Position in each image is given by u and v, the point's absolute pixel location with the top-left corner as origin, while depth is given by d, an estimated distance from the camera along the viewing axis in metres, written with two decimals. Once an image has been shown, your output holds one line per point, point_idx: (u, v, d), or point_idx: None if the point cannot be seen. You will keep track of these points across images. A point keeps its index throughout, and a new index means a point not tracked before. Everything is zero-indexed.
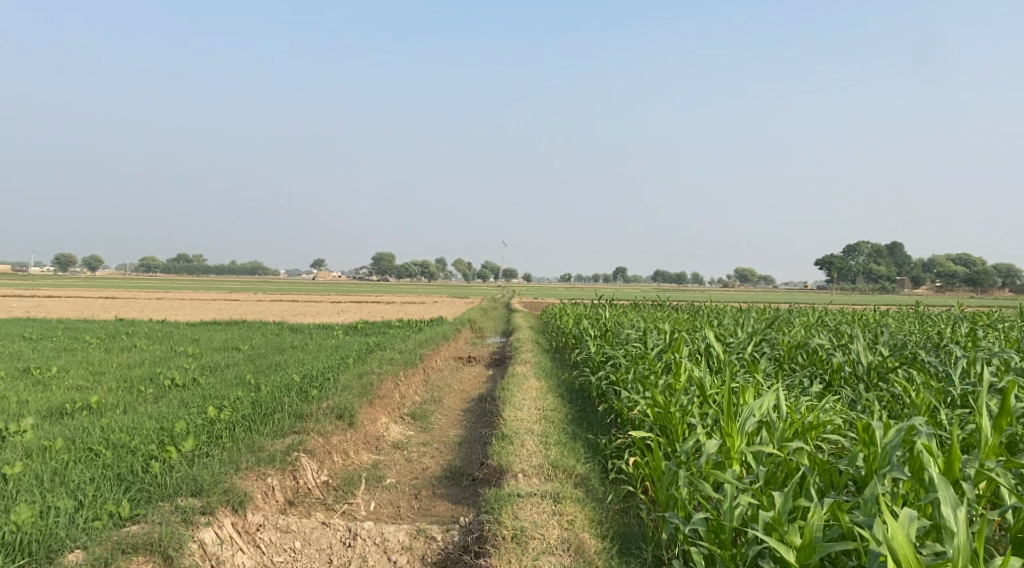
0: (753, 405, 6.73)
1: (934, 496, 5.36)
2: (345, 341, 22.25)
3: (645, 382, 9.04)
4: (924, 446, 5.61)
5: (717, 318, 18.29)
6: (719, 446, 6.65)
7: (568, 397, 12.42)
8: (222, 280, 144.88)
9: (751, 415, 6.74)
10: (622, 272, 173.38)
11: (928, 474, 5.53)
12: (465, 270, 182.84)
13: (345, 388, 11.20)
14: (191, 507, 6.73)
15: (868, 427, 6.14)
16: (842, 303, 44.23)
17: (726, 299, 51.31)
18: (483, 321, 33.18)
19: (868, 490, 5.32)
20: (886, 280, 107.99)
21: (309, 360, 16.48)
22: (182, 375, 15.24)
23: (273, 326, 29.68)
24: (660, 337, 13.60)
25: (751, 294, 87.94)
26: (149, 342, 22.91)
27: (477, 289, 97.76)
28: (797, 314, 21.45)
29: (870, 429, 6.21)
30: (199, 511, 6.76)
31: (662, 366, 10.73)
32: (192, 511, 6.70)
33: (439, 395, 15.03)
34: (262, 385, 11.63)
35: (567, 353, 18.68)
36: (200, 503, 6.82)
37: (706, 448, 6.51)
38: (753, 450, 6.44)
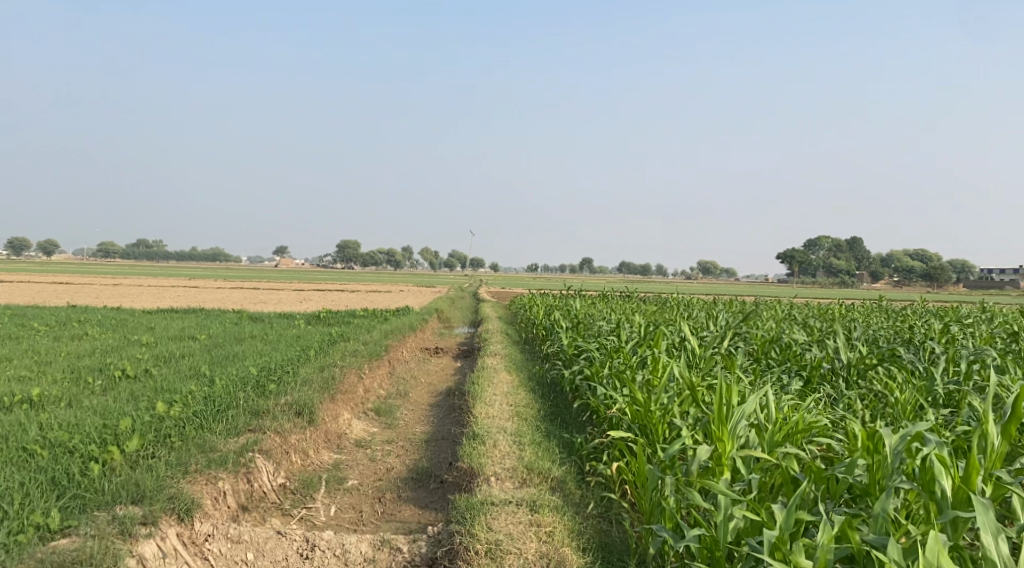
0: (743, 406, 6.30)
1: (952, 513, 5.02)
2: (308, 331, 21.61)
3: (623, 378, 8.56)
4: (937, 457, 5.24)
5: (688, 312, 17.92)
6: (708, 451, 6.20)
7: (540, 393, 11.94)
8: (182, 266, 142.88)
9: (741, 418, 6.29)
10: (587, 263, 173.36)
11: (941, 487, 5.17)
12: (430, 259, 181.97)
13: (306, 382, 10.66)
14: (130, 517, 6.17)
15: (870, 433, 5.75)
16: (806, 296, 44.33)
17: (695, 291, 51.04)
18: (449, 311, 32.65)
19: (880, 506, 5.07)
20: (848, 274, 108.89)
21: (269, 352, 15.90)
22: (134, 366, 14.59)
23: (233, 315, 28.95)
24: (634, 330, 13.16)
25: (716, 286, 88.20)
26: (102, 330, 22.14)
27: (443, 278, 97.08)
28: (767, 307, 21.20)
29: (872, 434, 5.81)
30: (139, 521, 6.18)
31: (638, 361, 10.29)
32: (132, 522, 6.14)
33: (404, 388, 14.54)
34: (217, 378, 11.04)
35: (536, 344, 18.24)
36: (141, 512, 6.25)
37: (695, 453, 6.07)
38: (744, 456, 6.00)
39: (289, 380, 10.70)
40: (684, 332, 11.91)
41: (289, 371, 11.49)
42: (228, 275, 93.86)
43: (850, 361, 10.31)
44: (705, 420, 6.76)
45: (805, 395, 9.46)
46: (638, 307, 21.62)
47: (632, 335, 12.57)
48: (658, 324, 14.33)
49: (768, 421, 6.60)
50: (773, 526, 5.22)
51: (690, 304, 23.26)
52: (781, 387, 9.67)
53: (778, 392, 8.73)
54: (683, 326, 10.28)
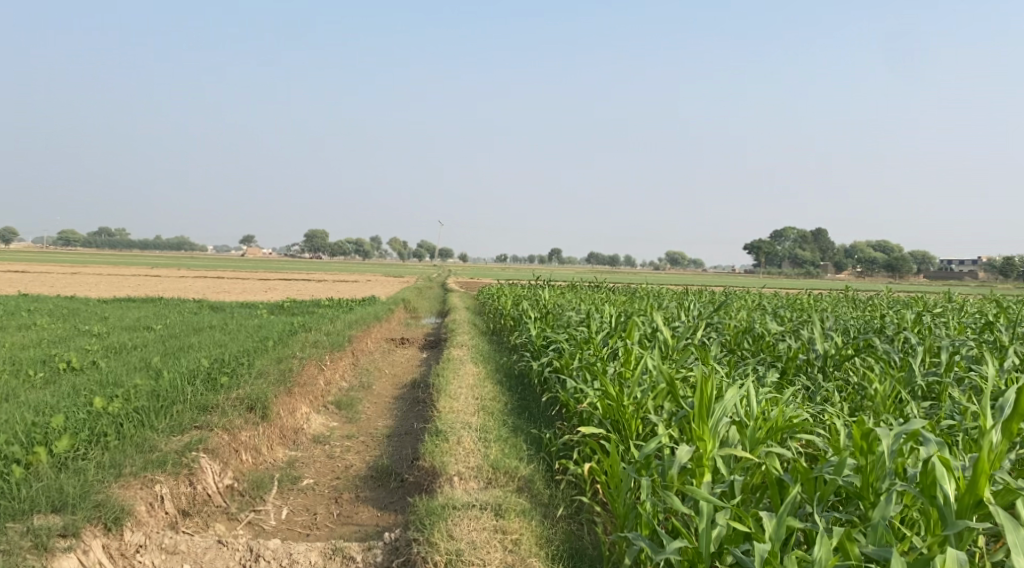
0: (724, 401, 5.89)
1: (962, 524, 4.72)
2: (269, 321, 20.99)
3: (593, 371, 8.09)
4: (940, 461, 4.92)
5: (660, 302, 17.58)
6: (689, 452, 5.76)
7: (507, 385, 11.47)
8: (146, 255, 141.13)
9: (722, 414, 5.89)
10: (556, 253, 173.23)
11: (946, 492, 4.85)
12: (398, 249, 181.16)
13: (260, 375, 10.13)
14: (46, 528, 5.64)
15: (866, 433, 5.36)
16: (773, 286, 44.43)
17: (666, 282, 50.86)
18: (417, 301, 32.11)
19: (881, 517, 4.79)
20: (814, 265, 109.63)
21: (227, 343, 15.37)
22: (83, 359, 13.96)
23: (193, 304, 28.26)
24: (606, 320, 12.73)
25: (682, 277, 88.37)
26: (54, 320, 21.40)
27: (412, 268, 96.40)
28: (738, 298, 20.92)
29: (867, 433, 5.41)
30: (57, 533, 5.65)
31: (610, 353, 9.87)
32: (48, 534, 5.61)
33: (367, 380, 14.04)
34: (166, 372, 10.48)
35: (504, 335, 17.82)
36: (60, 523, 5.72)
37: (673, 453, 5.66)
38: (726, 454, 5.60)
39: (243, 372, 10.15)
40: (657, 323, 11.49)
41: (244, 362, 10.94)
42: (193, 265, 92.53)
43: (827, 352, 9.81)
44: (683, 416, 6.33)
45: (783, 387, 9.08)
46: (609, 297, 21.20)
47: (603, 325, 12.15)
48: (630, 314, 13.90)
49: (749, 417, 6.18)
50: (763, 538, 4.88)
51: (661, 294, 22.88)
52: (758, 378, 9.28)
53: (757, 385, 8.34)
54: (655, 315, 9.87)
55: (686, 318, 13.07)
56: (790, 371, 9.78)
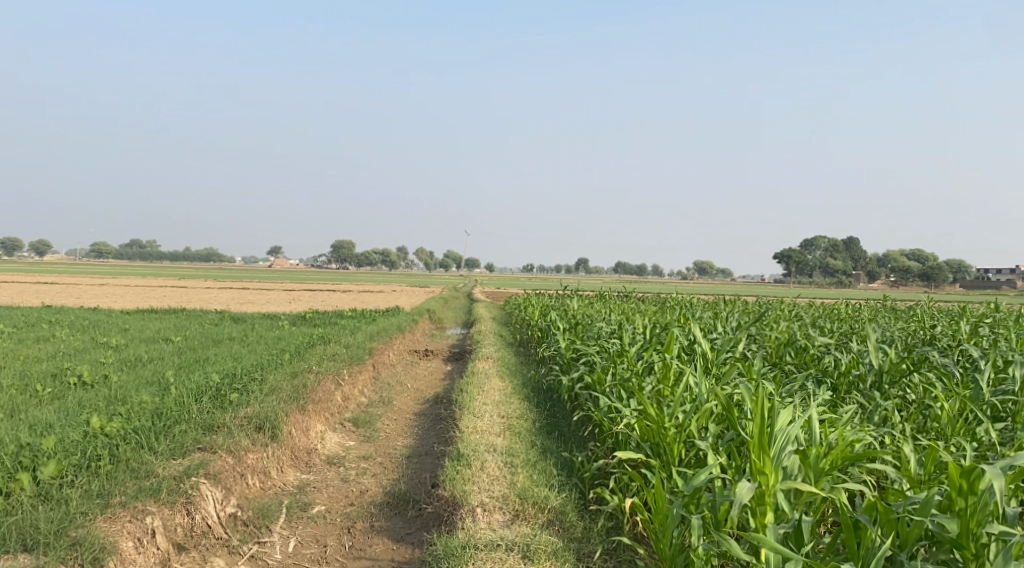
0: (787, 428, 5.54)
1: None
2: (290, 333, 20.45)
3: (630, 389, 7.45)
4: None
5: (694, 312, 16.87)
6: (751, 487, 5.42)
7: (535, 401, 10.82)
8: (174, 266, 142.06)
9: (786, 441, 5.50)
10: (582, 263, 172.24)
11: None
12: (424, 259, 181.11)
13: (273, 390, 9.56)
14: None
15: (973, 473, 5.27)
16: (806, 296, 43.39)
17: (696, 292, 49.83)
18: (442, 312, 31.44)
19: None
20: (844, 275, 108.00)
21: (245, 355, 14.85)
22: (94, 372, 13.46)
23: (215, 316, 27.82)
24: (638, 331, 12.06)
25: (711, 287, 87.29)
26: (72, 332, 21.00)
27: (438, 278, 95.95)
28: (775, 308, 20.11)
29: (974, 471, 5.31)
30: None
31: (644, 368, 9.23)
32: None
33: (388, 395, 13.46)
34: (175, 387, 9.94)
35: (531, 347, 17.18)
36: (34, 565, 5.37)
37: (732, 491, 5.29)
38: (791, 490, 5.28)
39: (255, 388, 9.57)
40: (693, 334, 10.82)
41: (257, 377, 10.36)
42: (219, 275, 92.67)
43: (882, 366, 9.06)
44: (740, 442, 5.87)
45: (835, 405, 8.38)
46: (639, 307, 20.46)
47: (637, 338, 11.48)
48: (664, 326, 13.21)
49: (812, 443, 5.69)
50: None
51: (693, 304, 22.04)
52: (809, 395, 8.59)
53: (806, 402, 7.71)
54: (692, 327, 9.23)
55: (722, 330, 12.36)
56: (842, 388, 9.08)
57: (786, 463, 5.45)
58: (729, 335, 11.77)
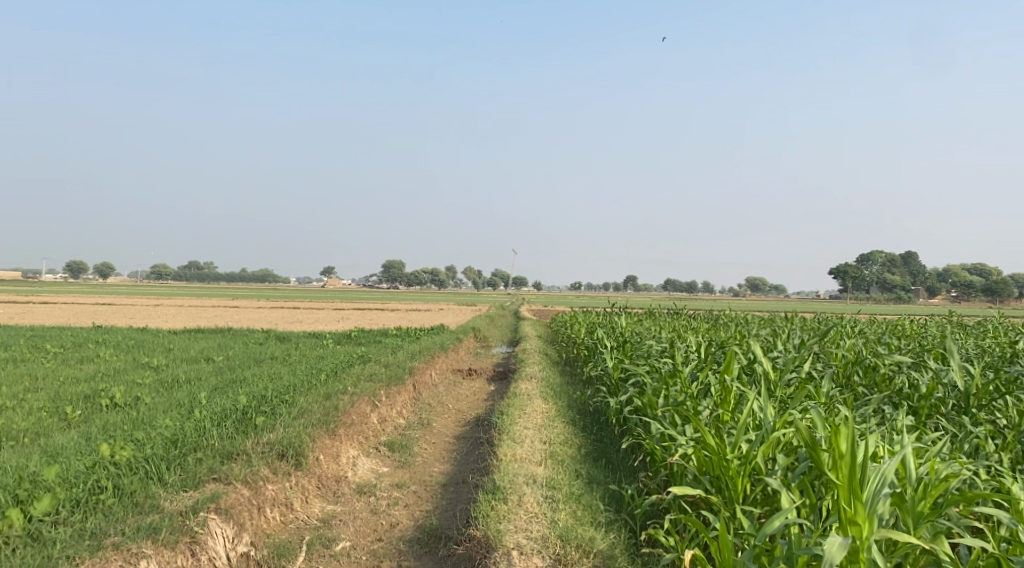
0: (880, 467, 5.22)
1: None
2: (332, 352, 19.98)
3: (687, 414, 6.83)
4: None
5: (749, 330, 16.04)
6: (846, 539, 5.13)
7: (581, 425, 10.11)
8: (227, 287, 143.78)
9: (881, 483, 5.17)
10: (633, 280, 170.73)
11: None
12: (474, 278, 181.14)
13: (302, 414, 9.00)
14: None
15: None
16: (862, 313, 42.05)
17: (752, 310, 48.47)
18: (488, 330, 30.80)
19: None
20: (902, 290, 105.30)
21: (282, 376, 14.36)
22: (128, 393, 13.08)
23: (260, 335, 27.48)
24: (691, 349, 11.28)
25: (763, 304, 85.53)
26: (114, 352, 20.80)
27: (486, 297, 95.45)
28: (835, 325, 19.15)
29: None
30: None
31: (700, 391, 8.49)
32: None
33: (428, 417, 12.86)
34: (200, 411, 9.41)
35: (578, 366, 16.49)
36: None
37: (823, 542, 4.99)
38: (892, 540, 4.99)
39: (284, 412, 9.02)
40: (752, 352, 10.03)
41: (286, 400, 9.82)
42: (269, 296, 93.26)
43: (967, 390, 8.27)
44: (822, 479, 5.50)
45: (916, 434, 7.56)
46: (692, 324, 19.58)
47: (689, 358, 10.72)
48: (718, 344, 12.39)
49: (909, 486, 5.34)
50: None
51: (747, 321, 21.10)
52: (885, 422, 7.78)
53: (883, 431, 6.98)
54: (752, 345, 8.49)
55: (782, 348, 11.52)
56: (921, 413, 8.22)
57: (879, 507, 5.16)
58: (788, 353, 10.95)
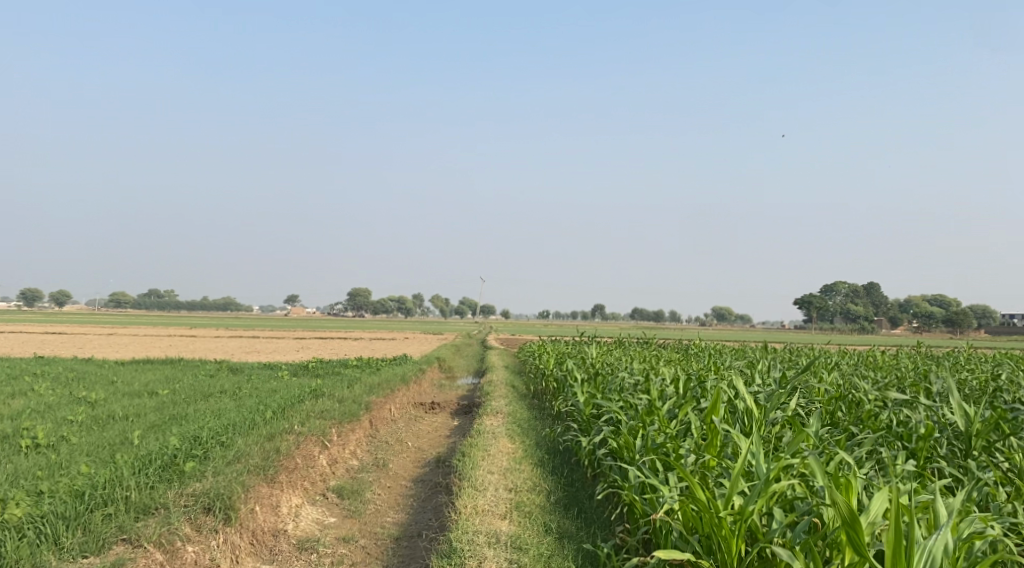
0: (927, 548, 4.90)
1: None
2: (288, 385, 18.97)
3: (670, 460, 6.05)
4: None
5: (726, 362, 15.29)
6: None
7: (549, 467, 9.27)
8: (188, 316, 141.53)
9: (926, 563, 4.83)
10: (599, 308, 170.41)
11: None
12: (439, 307, 179.95)
13: (237, 458, 8.02)
14: None
15: None
16: (830, 345, 41.67)
17: (722, 339, 47.83)
18: (453, 360, 29.82)
19: None
20: (865, 320, 105.84)
21: (227, 411, 13.38)
22: (58, 433, 12.04)
23: (213, 366, 26.28)
24: (668, 383, 10.52)
25: (728, 333, 85.48)
26: (54, 385, 19.63)
27: (451, 326, 94.45)
28: (811, 355, 18.50)
29: None
30: None
31: (679, 431, 7.74)
32: None
33: (384, 457, 11.93)
34: (122, 455, 8.40)
35: (547, 400, 15.67)
36: None
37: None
38: None
39: (218, 455, 8.09)
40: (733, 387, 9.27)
41: (224, 441, 8.88)
42: (230, 325, 91.53)
43: (968, 429, 7.53)
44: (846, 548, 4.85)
45: (919, 480, 6.83)
46: (665, 355, 18.80)
47: (664, 394, 9.96)
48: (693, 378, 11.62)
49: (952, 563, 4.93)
50: None
51: (721, 352, 20.36)
52: (884, 466, 7.04)
53: (885, 479, 6.28)
54: (736, 382, 7.76)
55: (763, 381, 10.77)
56: (921, 454, 7.50)
57: None
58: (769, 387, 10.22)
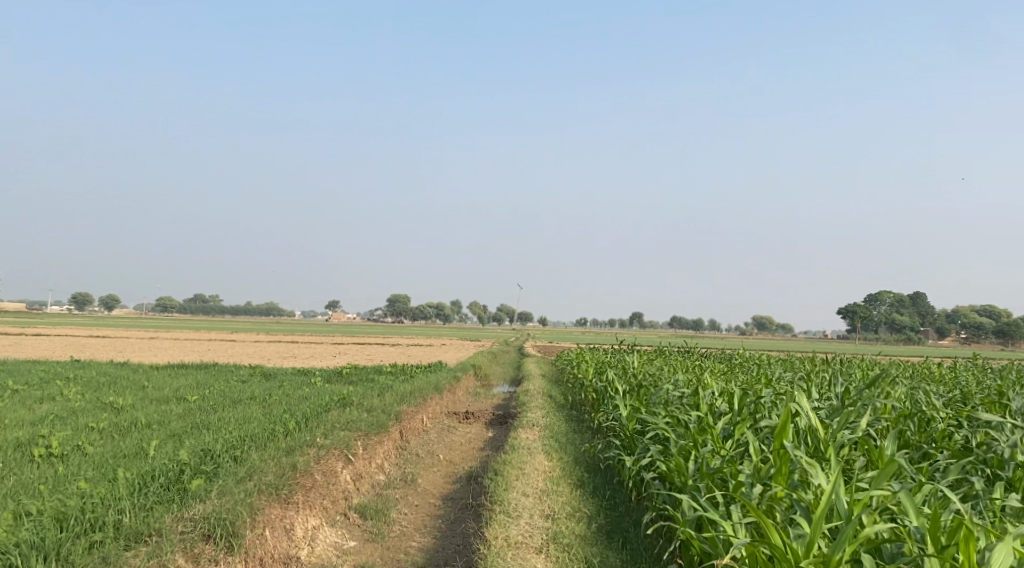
0: None
1: None
2: (319, 392, 18.37)
3: (737, 495, 5.45)
4: None
5: (776, 373, 14.44)
6: None
7: (591, 487, 8.63)
8: (229, 320, 142.71)
9: None
10: (639, 316, 168.76)
11: None
12: (478, 313, 179.78)
13: (245, 474, 7.33)
14: None
15: None
16: (876, 354, 40.49)
17: (766, 349, 46.62)
18: (489, 368, 29.04)
19: None
20: (912, 331, 103.50)
21: (253, 420, 12.83)
22: (75, 441, 11.50)
23: (246, 371, 25.85)
24: (718, 396, 9.81)
25: (770, 342, 83.93)
26: (83, 389, 19.27)
27: (489, 332, 93.99)
28: (865, 366, 17.52)
29: None
30: None
31: (737, 454, 7.13)
32: None
33: (414, 470, 11.29)
34: (124, 470, 7.80)
35: (587, 411, 14.95)
36: None
37: None
38: None
39: (228, 471, 7.43)
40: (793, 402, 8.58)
41: (238, 456, 8.21)
42: (270, 329, 91.92)
43: None
44: None
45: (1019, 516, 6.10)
46: (710, 366, 17.90)
47: (715, 409, 9.28)
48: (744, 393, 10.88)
49: None
50: None
51: (768, 363, 19.41)
52: (974, 496, 6.31)
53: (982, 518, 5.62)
54: (800, 402, 7.13)
55: (822, 396, 10.01)
56: (1013, 485, 6.77)
57: None
58: (829, 403, 9.48)
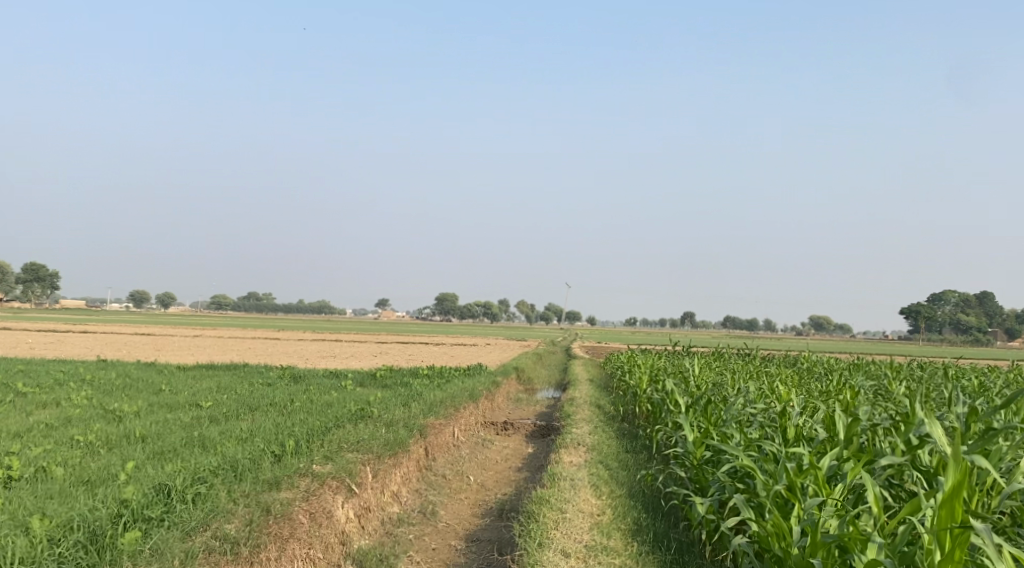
0: None
1: None
2: (344, 398, 16.69)
3: None
4: None
5: (860, 388, 12.53)
6: None
7: (655, 531, 7.09)
8: (277, 318, 142.60)
9: None
10: (690, 316, 165.35)
11: None
12: (527, 312, 178.16)
13: (185, 543, 6.15)
14: None
15: None
16: (947, 358, 37.86)
17: (830, 351, 43.86)
18: (533, 371, 27.08)
19: None
20: (978, 332, 99.26)
21: (258, 435, 11.15)
22: (49, 458, 9.90)
23: (275, 374, 24.16)
24: (805, 419, 8.21)
25: (828, 344, 80.70)
26: (93, 394, 17.74)
27: (537, 333, 91.88)
28: (960, 378, 15.30)
29: None
30: None
31: (853, 507, 5.76)
32: None
33: (438, 497, 9.65)
34: (46, 515, 6.33)
35: (641, 428, 13.19)
36: None
37: None
38: None
39: (166, 526, 6.30)
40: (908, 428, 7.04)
41: (195, 502, 6.67)
42: (314, 327, 90.82)
43: None
44: None
45: None
46: (779, 374, 15.92)
47: (804, 439, 7.67)
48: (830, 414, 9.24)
49: None
50: None
51: (844, 374, 17.28)
52: None
53: None
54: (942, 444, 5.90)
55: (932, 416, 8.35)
56: None
57: None
58: (947, 423, 7.86)
